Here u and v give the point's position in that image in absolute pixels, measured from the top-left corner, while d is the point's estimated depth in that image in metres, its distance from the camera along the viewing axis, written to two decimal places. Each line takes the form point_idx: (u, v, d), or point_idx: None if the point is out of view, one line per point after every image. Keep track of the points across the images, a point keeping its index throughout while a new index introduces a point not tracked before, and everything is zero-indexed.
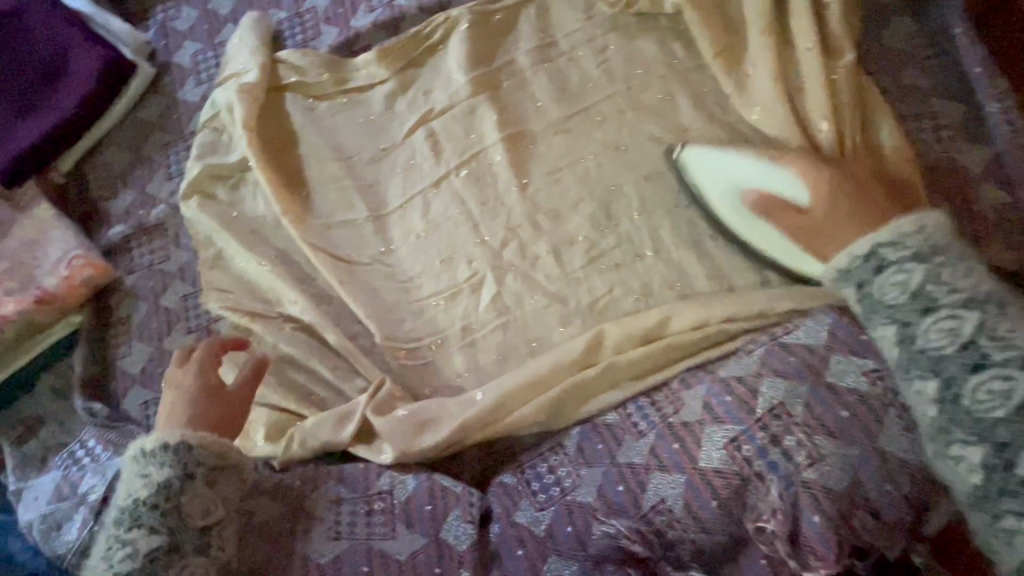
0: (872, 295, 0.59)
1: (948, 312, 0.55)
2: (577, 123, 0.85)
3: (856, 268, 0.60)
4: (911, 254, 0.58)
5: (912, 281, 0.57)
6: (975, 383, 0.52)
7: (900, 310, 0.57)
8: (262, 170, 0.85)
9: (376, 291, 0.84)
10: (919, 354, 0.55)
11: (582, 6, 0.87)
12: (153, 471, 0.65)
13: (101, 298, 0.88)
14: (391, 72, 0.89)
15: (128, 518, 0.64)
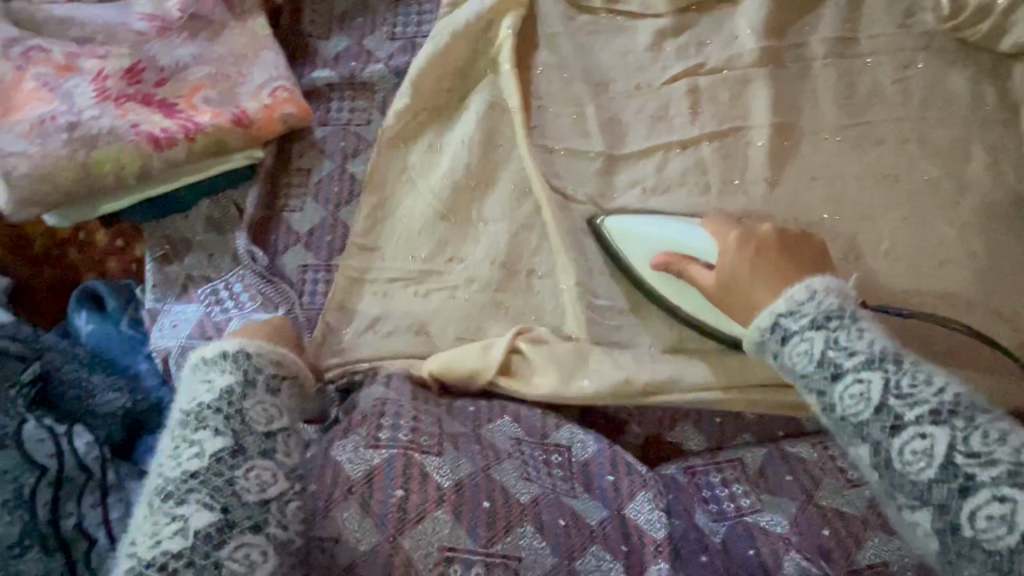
0: (782, 360, 0.53)
1: (854, 377, 0.48)
2: (852, 134, 0.77)
3: (766, 339, 0.54)
4: (810, 322, 0.51)
5: (814, 349, 0.50)
6: (901, 444, 0.46)
7: (810, 380, 0.50)
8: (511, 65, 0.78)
9: (585, 234, 0.75)
10: (847, 424, 0.49)
11: (901, 12, 0.79)
12: (217, 375, 0.54)
13: (286, 142, 0.81)
14: (671, 9, 0.81)
15: (181, 429, 0.51)
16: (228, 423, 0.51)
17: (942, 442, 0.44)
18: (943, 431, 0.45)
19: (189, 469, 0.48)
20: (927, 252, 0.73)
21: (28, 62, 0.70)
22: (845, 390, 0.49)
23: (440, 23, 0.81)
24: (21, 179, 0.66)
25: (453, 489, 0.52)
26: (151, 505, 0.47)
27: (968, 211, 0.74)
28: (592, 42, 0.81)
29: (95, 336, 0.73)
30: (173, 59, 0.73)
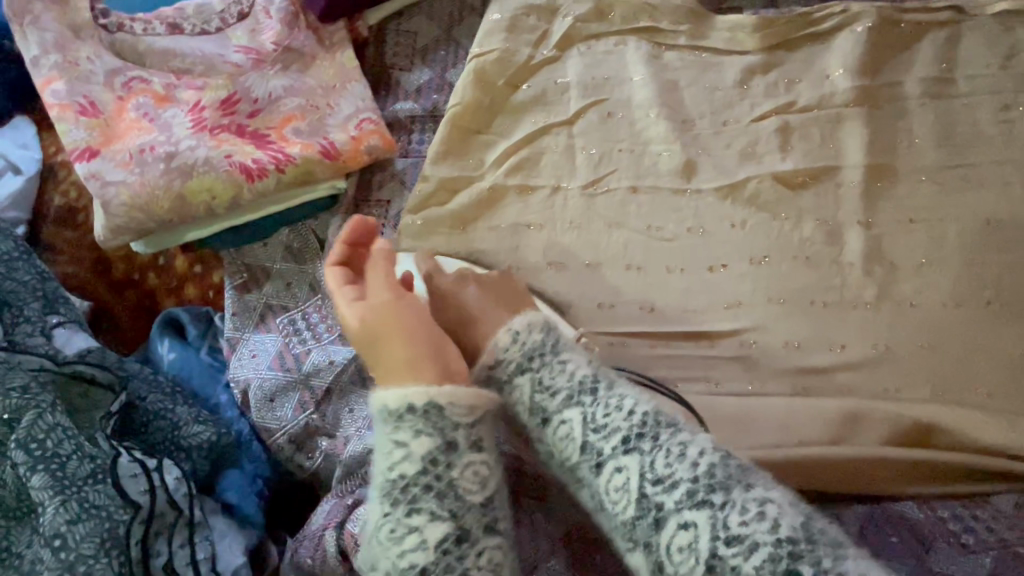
0: (509, 408, 0.58)
1: (562, 417, 0.53)
2: (950, 177, 0.75)
3: (497, 379, 0.58)
4: (519, 363, 0.57)
5: (574, 433, 0.52)
6: (605, 482, 0.50)
7: (529, 424, 0.56)
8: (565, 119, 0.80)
9: (671, 272, 0.76)
10: (614, 519, 0.50)
11: (1004, 51, 0.76)
12: (411, 452, 0.49)
13: (367, 172, 0.80)
14: (760, 46, 0.79)
15: (392, 507, 0.49)
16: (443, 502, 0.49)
17: (704, 532, 0.45)
18: (705, 516, 0.46)
19: (417, 563, 0.47)
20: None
21: (129, 92, 0.71)
22: (574, 454, 0.52)
23: (526, 59, 0.80)
24: (119, 209, 0.67)
25: (568, 533, 0.62)
26: None
27: None
28: (678, 77, 0.80)
29: (177, 364, 0.73)
30: (266, 90, 0.73)
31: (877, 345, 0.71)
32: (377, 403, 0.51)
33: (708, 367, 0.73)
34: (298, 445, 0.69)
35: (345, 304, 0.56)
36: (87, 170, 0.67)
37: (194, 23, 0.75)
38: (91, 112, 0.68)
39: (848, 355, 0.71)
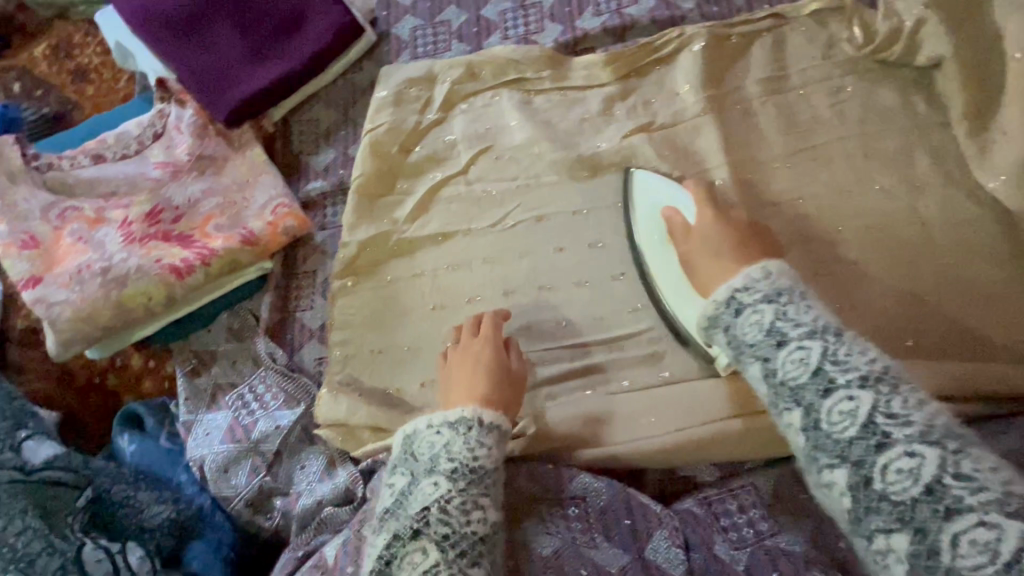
0: (735, 331, 0.59)
1: (797, 343, 0.54)
2: (801, 159, 0.83)
3: (720, 311, 0.60)
4: (762, 296, 0.58)
5: (812, 358, 0.53)
6: (831, 403, 0.51)
7: (760, 347, 0.56)
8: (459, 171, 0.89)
9: (578, 286, 0.84)
10: (826, 439, 0.50)
11: (823, 45, 0.86)
12: (483, 454, 0.63)
13: (290, 249, 0.89)
14: (615, 77, 0.89)
15: (467, 490, 0.61)
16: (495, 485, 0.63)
17: (931, 463, 0.46)
18: (934, 452, 0.46)
19: (475, 531, 0.59)
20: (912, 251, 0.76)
21: (64, 222, 0.80)
22: (806, 376, 0.52)
23: (416, 125, 0.90)
24: (65, 324, 0.75)
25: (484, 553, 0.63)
26: (448, 558, 0.57)
27: (925, 212, 0.78)
28: (550, 116, 0.90)
29: (138, 455, 0.79)
30: (186, 197, 0.83)
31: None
32: (471, 412, 0.66)
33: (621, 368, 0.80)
34: (257, 507, 0.76)
35: (478, 348, 0.74)
36: (33, 295, 0.75)
37: (116, 150, 0.85)
38: (31, 245, 0.78)
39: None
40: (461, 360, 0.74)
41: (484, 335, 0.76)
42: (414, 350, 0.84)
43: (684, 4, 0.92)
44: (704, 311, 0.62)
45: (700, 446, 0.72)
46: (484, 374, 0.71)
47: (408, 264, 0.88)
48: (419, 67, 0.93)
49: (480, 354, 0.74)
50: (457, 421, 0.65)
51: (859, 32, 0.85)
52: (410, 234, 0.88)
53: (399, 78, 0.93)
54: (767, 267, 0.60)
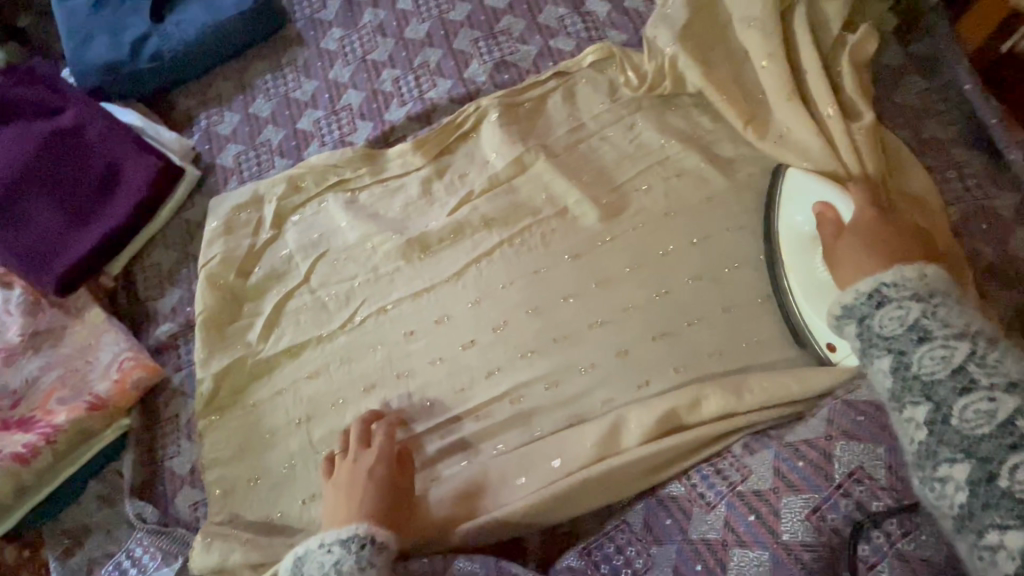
0: (871, 322, 0.61)
1: (942, 344, 0.55)
2: (612, 196, 0.88)
3: (861, 303, 0.62)
4: (911, 294, 0.59)
5: (955, 357, 0.54)
6: (967, 402, 0.52)
7: (897, 340, 0.58)
8: (300, 281, 0.91)
9: (434, 363, 0.84)
10: (958, 434, 0.51)
11: (606, 89, 0.93)
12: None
13: (150, 399, 0.88)
14: (427, 160, 0.94)
15: None
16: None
17: None
18: None
19: None
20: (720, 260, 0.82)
21: None
22: (943, 373, 0.54)
23: (258, 249, 0.93)
24: None
25: None
26: None
27: (738, 218, 0.84)
28: (376, 208, 0.93)
29: None
30: (23, 379, 0.83)
31: (617, 353, 0.81)
32: (360, 528, 0.65)
33: (495, 437, 0.80)
34: None
35: (369, 462, 0.73)
36: None
37: None
38: None
39: (599, 371, 0.81)
40: (351, 476, 0.72)
41: (376, 448, 0.75)
42: (289, 470, 0.82)
43: (477, 78, 0.98)
44: (834, 306, 0.65)
45: (568, 501, 0.73)
46: (374, 491, 0.70)
47: (268, 384, 0.87)
48: (244, 191, 0.96)
49: (369, 468, 0.72)
50: (344, 537, 0.65)
51: (633, 75, 0.91)
52: (264, 354, 0.88)
53: (226, 206, 0.96)
54: (922, 274, 0.61)
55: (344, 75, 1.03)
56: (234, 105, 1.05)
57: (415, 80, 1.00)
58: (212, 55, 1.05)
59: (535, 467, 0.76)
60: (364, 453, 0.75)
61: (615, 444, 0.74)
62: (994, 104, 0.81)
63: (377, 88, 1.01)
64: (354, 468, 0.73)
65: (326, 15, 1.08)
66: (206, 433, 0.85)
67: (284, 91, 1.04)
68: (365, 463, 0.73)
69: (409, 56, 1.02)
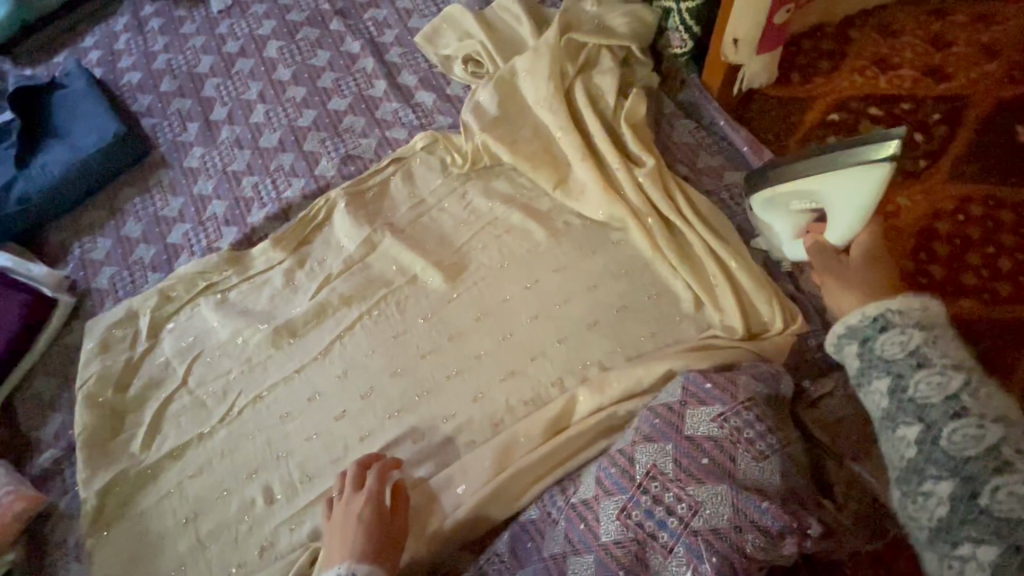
0: (869, 347, 0.63)
1: (940, 370, 0.57)
2: (454, 259, 1.00)
3: (865, 325, 0.64)
4: (916, 325, 0.60)
5: (951, 385, 0.56)
6: (956, 428, 0.54)
7: (897, 364, 0.60)
8: (177, 384, 0.96)
9: (310, 439, 0.90)
10: (949, 457, 0.54)
11: (438, 167, 1.06)
12: None
13: (35, 528, 0.90)
14: (287, 253, 1.03)
15: None
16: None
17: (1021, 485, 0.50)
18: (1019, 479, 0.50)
19: None
20: (550, 298, 0.94)
21: None
22: (938, 399, 0.56)
23: (137, 361, 0.99)
24: None
25: None
26: None
27: (558, 259, 0.96)
28: (245, 305, 1.01)
29: None
30: None
31: (473, 398, 0.90)
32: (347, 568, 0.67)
33: None
34: None
35: (359, 504, 0.75)
36: None
37: None
38: None
39: (459, 418, 0.89)
40: (343, 519, 0.74)
41: (367, 490, 0.76)
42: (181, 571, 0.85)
43: (327, 173, 1.10)
44: (840, 329, 0.66)
45: (442, 541, 0.80)
46: (363, 532, 0.71)
47: (154, 490, 0.90)
48: (119, 309, 1.02)
49: (360, 510, 0.74)
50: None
51: (457, 155, 1.05)
52: (148, 461, 0.91)
53: (102, 326, 1.01)
54: (927, 305, 0.62)
55: (208, 188, 1.13)
56: (106, 231, 1.12)
57: (272, 183, 1.11)
58: (80, 189, 1.13)
59: (415, 518, 0.81)
60: (357, 494, 0.76)
61: (487, 472, 0.82)
62: (743, 135, 0.99)
63: (238, 195, 1.11)
64: (345, 510, 0.75)
65: (187, 137, 1.19)
66: (94, 552, 0.86)
67: (153, 210, 1.13)
68: (359, 505, 0.75)
69: (265, 163, 1.13)
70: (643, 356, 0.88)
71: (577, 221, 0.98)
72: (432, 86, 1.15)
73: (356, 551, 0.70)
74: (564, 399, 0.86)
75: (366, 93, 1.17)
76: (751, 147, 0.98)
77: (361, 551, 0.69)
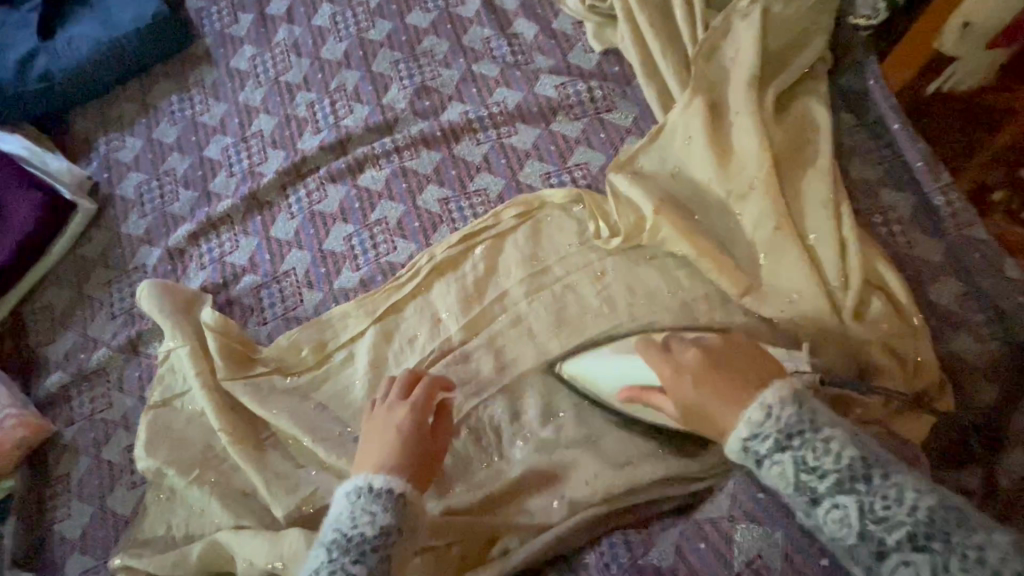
0: (768, 479, 0.53)
1: (832, 503, 0.48)
2: (534, 236, 0.84)
3: (745, 454, 0.54)
4: (775, 444, 0.52)
5: (852, 518, 0.47)
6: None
7: (795, 501, 0.51)
8: (188, 321, 0.82)
9: (339, 415, 0.79)
10: None
11: (529, 124, 0.89)
12: (379, 515, 0.56)
13: (38, 456, 0.83)
14: (341, 196, 0.89)
15: (352, 550, 0.53)
16: (380, 562, 0.53)
17: None
18: None
19: None
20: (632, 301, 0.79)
21: None
22: (853, 539, 0.47)
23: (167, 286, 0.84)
24: None
25: None
26: None
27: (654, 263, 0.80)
28: (286, 248, 0.88)
29: None
30: None
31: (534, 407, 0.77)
32: (364, 480, 0.58)
33: None
34: None
35: (403, 413, 0.65)
36: None
37: None
38: None
39: (513, 427, 0.77)
40: (379, 427, 0.64)
41: (413, 401, 0.66)
42: (185, 536, 0.76)
43: (397, 105, 0.92)
44: (732, 454, 0.55)
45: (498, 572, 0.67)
46: (397, 445, 0.61)
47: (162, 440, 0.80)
48: (153, 226, 0.91)
49: (399, 422, 0.64)
50: (353, 490, 0.58)
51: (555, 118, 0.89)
52: (158, 407, 0.81)
53: (158, 294, 0.82)
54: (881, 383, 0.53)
55: (256, 98, 0.96)
56: (136, 129, 0.97)
57: (331, 105, 0.94)
58: (110, 74, 0.97)
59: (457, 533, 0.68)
60: (392, 395, 0.68)
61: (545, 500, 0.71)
62: (920, 147, 0.78)
63: (290, 112, 0.94)
64: (382, 419, 0.65)
65: (237, 31, 1.01)
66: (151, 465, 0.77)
67: (191, 114, 0.97)
68: (392, 420, 0.65)
69: (325, 78, 0.95)
70: None
71: (691, 215, 0.79)
72: (536, 16, 0.95)
73: (391, 460, 0.60)
74: (642, 429, 0.73)
75: (455, 10, 0.96)
76: (927, 163, 0.77)
77: (399, 461, 0.60)
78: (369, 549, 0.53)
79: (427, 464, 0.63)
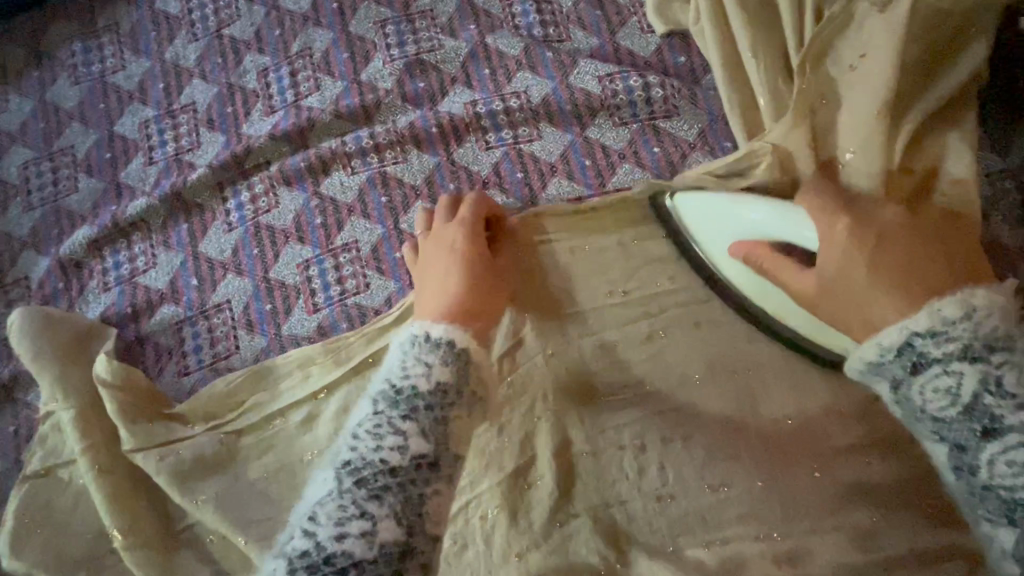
0: (916, 398, 0.43)
1: (1019, 441, 0.39)
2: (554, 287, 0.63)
3: (892, 363, 0.44)
4: (962, 351, 0.41)
5: None
6: None
7: (953, 428, 0.42)
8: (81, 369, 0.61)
9: None
10: None
11: (557, 128, 0.66)
12: (434, 367, 0.44)
13: None
14: (297, 205, 0.66)
15: (394, 399, 0.44)
16: (436, 425, 0.43)
17: None
18: None
19: (388, 462, 0.41)
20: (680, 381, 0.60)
21: None
22: None
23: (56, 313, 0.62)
24: None
25: None
26: (342, 482, 0.41)
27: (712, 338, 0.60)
28: (219, 271, 0.65)
29: None
30: None
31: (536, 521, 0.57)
32: (420, 327, 0.47)
33: None
34: None
35: (455, 232, 0.55)
36: None
37: None
38: None
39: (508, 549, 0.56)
40: (429, 262, 0.54)
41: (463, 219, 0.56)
42: None
43: (380, 83, 0.68)
44: (857, 362, 0.46)
45: None
46: (459, 275, 0.51)
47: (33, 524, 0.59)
48: (44, 224, 0.68)
49: (455, 244, 0.54)
50: (403, 340, 0.47)
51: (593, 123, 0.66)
52: (31, 480, 0.60)
53: (35, 330, 0.60)
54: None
55: (189, 56, 0.71)
56: (24, 86, 0.72)
57: (290, 76, 0.69)
58: None
59: None
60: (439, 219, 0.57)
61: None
62: None
63: (234, 81, 0.69)
64: (435, 240, 0.55)
65: None
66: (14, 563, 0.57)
67: (100, 71, 0.72)
68: (447, 237, 0.55)
69: (284, 37, 0.70)
70: (809, 541, 0.53)
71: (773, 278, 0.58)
72: None
73: (450, 289, 0.50)
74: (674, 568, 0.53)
75: None
76: None
77: (461, 298, 0.50)
78: (422, 407, 0.43)
79: (495, 285, 0.53)
